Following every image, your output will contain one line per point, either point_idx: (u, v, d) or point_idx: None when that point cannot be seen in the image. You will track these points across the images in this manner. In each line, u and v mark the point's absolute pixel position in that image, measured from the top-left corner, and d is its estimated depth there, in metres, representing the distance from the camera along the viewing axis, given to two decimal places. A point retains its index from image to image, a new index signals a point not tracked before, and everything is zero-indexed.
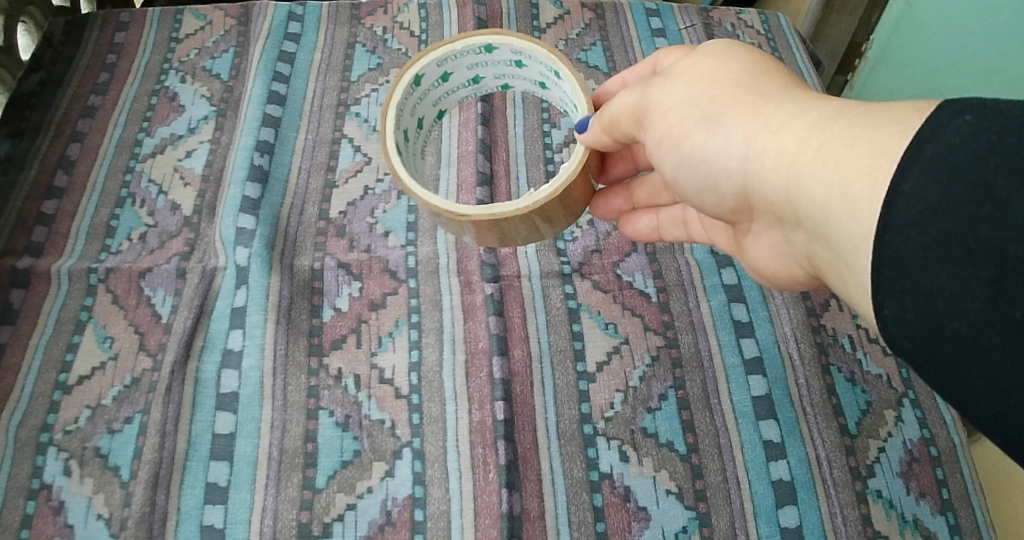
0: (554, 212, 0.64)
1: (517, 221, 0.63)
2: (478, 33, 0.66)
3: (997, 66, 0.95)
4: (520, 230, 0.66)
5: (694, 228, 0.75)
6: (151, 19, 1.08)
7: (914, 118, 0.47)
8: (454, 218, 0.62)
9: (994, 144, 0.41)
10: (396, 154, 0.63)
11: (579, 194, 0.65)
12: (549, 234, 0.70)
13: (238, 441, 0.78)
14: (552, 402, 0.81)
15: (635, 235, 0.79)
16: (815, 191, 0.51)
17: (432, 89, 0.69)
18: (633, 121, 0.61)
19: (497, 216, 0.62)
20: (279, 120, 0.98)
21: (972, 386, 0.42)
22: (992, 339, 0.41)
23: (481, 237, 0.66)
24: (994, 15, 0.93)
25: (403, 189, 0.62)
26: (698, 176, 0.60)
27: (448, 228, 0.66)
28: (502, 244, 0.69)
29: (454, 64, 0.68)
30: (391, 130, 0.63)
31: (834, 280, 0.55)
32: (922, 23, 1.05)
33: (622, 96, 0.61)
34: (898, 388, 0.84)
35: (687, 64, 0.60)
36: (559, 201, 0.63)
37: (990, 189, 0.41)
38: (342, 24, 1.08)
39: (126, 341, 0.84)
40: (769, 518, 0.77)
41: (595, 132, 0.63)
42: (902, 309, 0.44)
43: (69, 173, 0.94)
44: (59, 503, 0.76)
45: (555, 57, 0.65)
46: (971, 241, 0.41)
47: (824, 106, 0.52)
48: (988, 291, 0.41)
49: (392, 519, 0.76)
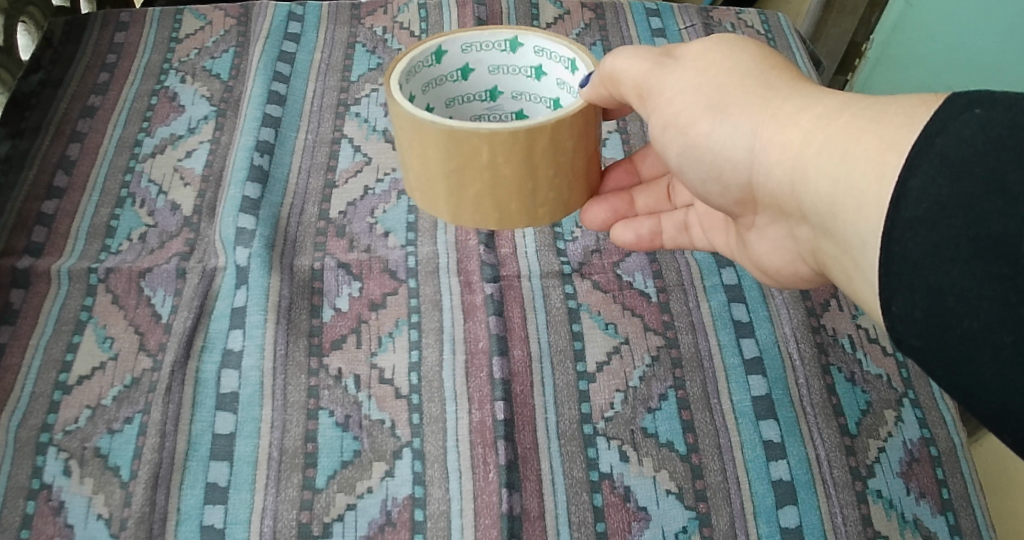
0: (547, 149, 0.59)
1: (495, 147, 0.58)
2: (506, 27, 0.66)
3: (1007, 64, 0.95)
4: (500, 175, 0.61)
5: (696, 232, 0.74)
6: (151, 20, 1.13)
7: (921, 111, 0.47)
8: (440, 130, 0.58)
9: (1006, 138, 0.41)
10: (396, 89, 0.62)
11: (574, 145, 0.61)
12: (539, 205, 0.64)
13: (238, 441, 0.77)
14: (552, 402, 0.81)
15: (627, 242, 0.76)
16: (822, 186, 0.51)
17: (449, 82, 0.69)
18: (638, 96, 0.61)
19: (484, 129, 0.57)
20: (279, 120, 1.00)
21: (984, 384, 0.41)
22: (1004, 337, 0.40)
23: (468, 181, 0.61)
24: (1006, 13, 0.94)
25: (395, 109, 0.60)
26: (703, 167, 0.60)
27: (424, 163, 0.62)
28: (482, 206, 0.64)
29: (478, 58, 0.68)
30: (397, 74, 0.63)
31: (839, 277, 0.55)
32: (929, 21, 1.06)
33: (631, 61, 0.59)
34: (898, 388, 0.85)
35: (699, 49, 0.59)
36: (552, 134, 0.59)
37: (1001, 184, 0.40)
38: (342, 24, 1.13)
39: (126, 341, 0.83)
40: (769, 518, 0.75)
41: (593, 85, 0.60)
42: (911, 306, 0.44)
43: (69, 173, 0.95)
44: (59, 503, 0.74)
45: (576, 47, 0.65)
46: (982, 238, 0.41)
47: (831, 99, 0.52)
48: (1000, 289, 0.40)
49: (392, 519, 0.74)
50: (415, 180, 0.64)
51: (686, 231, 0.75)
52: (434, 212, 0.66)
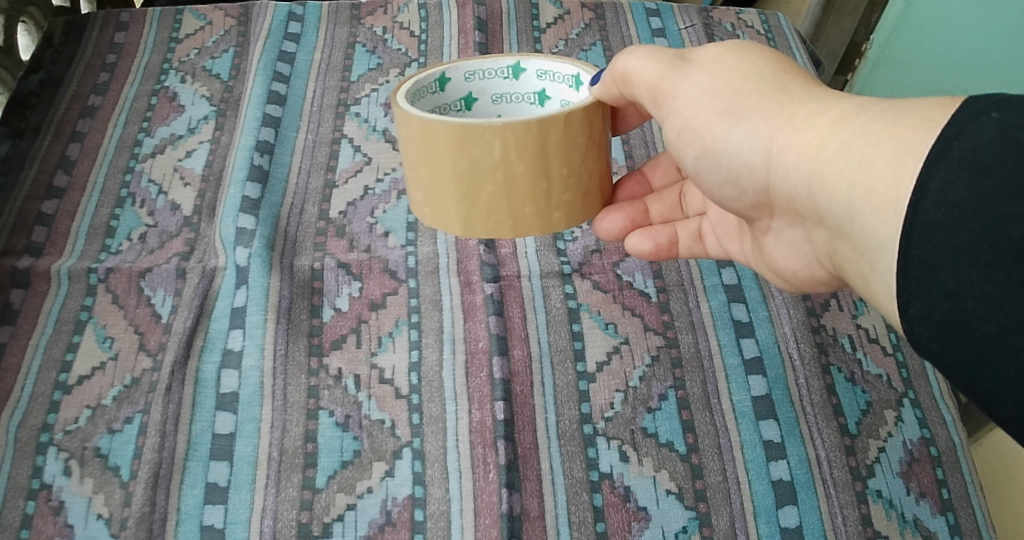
0: (558, 142, 0.59)
1: (508, 140, 0.58)
2: (508, 53, 0.67)
3: (1011, 69, 0.95)
4: (514, 172, 0.60)
5: (711, 240, 0.73)
6: (151, 20, 1.13)
7: (938, 114, 0.46)
8: (452, 128, 0.58)
9: None
10: (404, 98, 0.62)
11: (586, 141, 0.61)
12: (553, 208, 0.63)
13: (238, 441, 0.77)
14: (553, 402, 0.81)
15: (644, 251, 0.74)
16: (839, 188, 0.50)
17: (454, 113, 0.68)
18: (651, 97, 0.61)
19: (496, 122, 0.57)
20: (279, 120, 1.00)
21: (1003, 388, 0.40)
22: (1022, 341, 0.39)
23: (480, 183, 0.61)
24: (1016, 17, 0.93)
25: (404, 112, 0.59)
26: (720, 169, 0.59)
27: (435, 168, 0.61)
28: (496, 211, 0.63)
29: (481, 86, 0.68)
30: (404, 84, 0.63)
31: (855, 280, 0.54)
32: (940, 19, 1.05)
33: (645, 63, 0.60)
34: (898, 388, 0.85)
35: (715, 52, 0.59)
36: (564, 127, 0.59)
37: (1020, 188, 0.39)
38: (342, 24, 1.13)
39: (125, 341, 0.83)
40: (769, 518, 0.75)
41: (603, 83, 0.60)
42: (930, 309, 0.43)
43: (69, 173, 0.95)
44: (59, 503, 0.74)
45: (581, 63, 0.65)
46: (1001, 242, 0.40)
47: (847, 102, 0.52)
48: (1019, 293, 0.39)
49: (392, 519, 0.74)
50: (426, 193, 0.64)
51: (700, 241, 0.74)
52: (446, 227, 0.65)
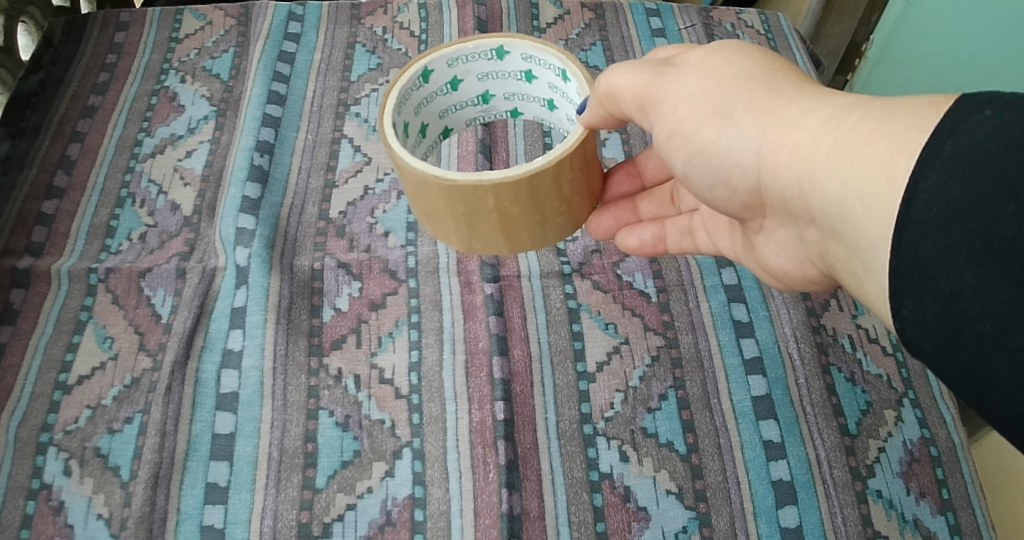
0: (550, 188, 0.60)
1: (501, 195, 0.59)
2: (491, 36, 0.65)
3: (1012, 66, 0.95)
4: (508, 214, 0.61)
5: (701, 236, 0.73)
6: (151, 19, 1.12)
7: (931, 112, 0.46)
8: (443, 185, 0.58)
9: (1019, 140, 0.41)
10: (394, 135, 0.61)
11: (577, 177, 0.61)
12: (548, 231, 0.65)
13: (238, 441, 0.77)
14: (552, 402, 0.81)
15: (630, 246, 0.76)
16: (830, 187, 0.50)
17: (441, 94, 0.69)
18: (637, 105, 0.60)
19: (486, 183, 0.57)
20: (279, 120, 1.00)
21: (995, 387, 0.41)
22: (1017, 341, 0.40)
23: (475, 222, 0.62)
24: (1012, 16, 0.93)
25: (395, 161, 0.60)
26: (711, 171, 0.59)
27: (431, 208, 0.62)
28: (494, 238, 0.64)
29: (465, 69, 0.67)
30: (390, 109, 0.62)
31: (848, 279, 0.55)
32: (936, 21, 1.05)
33: (629, 75, 0.59)
34: (898, 388, 0.84)
35: (700, 56, 0.58)
36: (555, 176, 0.59)
37: (1013, 186, 0.40)
38: (342, 24, 1.12)
39: (126, 342, 0.83)
40: (769, 518, 0.76)
41: (591, 108, 0.59)
42: (922, 309, 0.43)
43: (69, 173, 0.95)
44: (59, 503, 0.74)
45: (565, 56, 0.64)
46: (995, 241, 0.40)
47: (838, 101, 0.52)
48: (1013, 293, 0.40)
49: (392, 519, 0.75)
50: (424, 215, 0.65)
51: (690, 236, 0.74)
52: (447, 241, 0.68)
